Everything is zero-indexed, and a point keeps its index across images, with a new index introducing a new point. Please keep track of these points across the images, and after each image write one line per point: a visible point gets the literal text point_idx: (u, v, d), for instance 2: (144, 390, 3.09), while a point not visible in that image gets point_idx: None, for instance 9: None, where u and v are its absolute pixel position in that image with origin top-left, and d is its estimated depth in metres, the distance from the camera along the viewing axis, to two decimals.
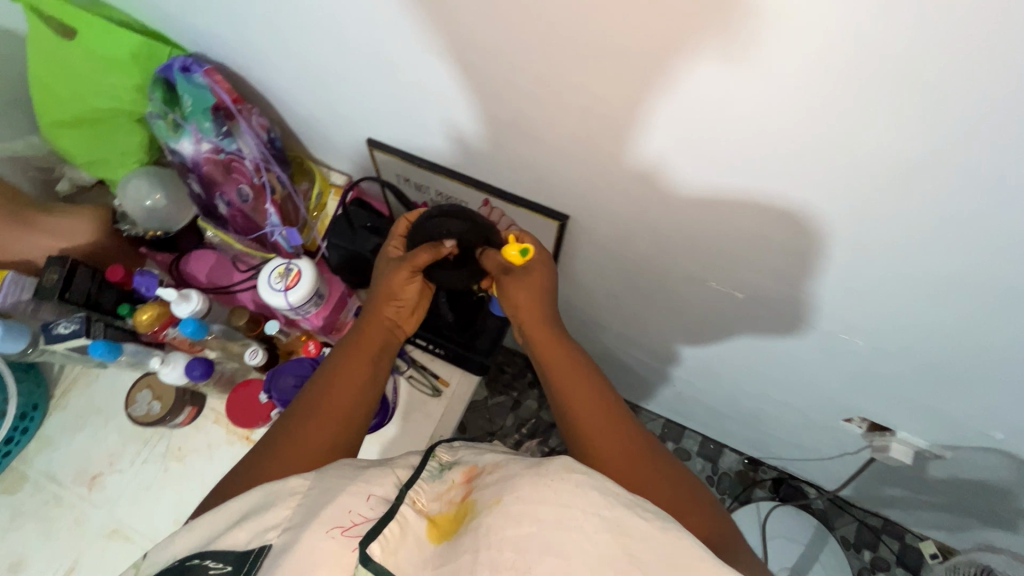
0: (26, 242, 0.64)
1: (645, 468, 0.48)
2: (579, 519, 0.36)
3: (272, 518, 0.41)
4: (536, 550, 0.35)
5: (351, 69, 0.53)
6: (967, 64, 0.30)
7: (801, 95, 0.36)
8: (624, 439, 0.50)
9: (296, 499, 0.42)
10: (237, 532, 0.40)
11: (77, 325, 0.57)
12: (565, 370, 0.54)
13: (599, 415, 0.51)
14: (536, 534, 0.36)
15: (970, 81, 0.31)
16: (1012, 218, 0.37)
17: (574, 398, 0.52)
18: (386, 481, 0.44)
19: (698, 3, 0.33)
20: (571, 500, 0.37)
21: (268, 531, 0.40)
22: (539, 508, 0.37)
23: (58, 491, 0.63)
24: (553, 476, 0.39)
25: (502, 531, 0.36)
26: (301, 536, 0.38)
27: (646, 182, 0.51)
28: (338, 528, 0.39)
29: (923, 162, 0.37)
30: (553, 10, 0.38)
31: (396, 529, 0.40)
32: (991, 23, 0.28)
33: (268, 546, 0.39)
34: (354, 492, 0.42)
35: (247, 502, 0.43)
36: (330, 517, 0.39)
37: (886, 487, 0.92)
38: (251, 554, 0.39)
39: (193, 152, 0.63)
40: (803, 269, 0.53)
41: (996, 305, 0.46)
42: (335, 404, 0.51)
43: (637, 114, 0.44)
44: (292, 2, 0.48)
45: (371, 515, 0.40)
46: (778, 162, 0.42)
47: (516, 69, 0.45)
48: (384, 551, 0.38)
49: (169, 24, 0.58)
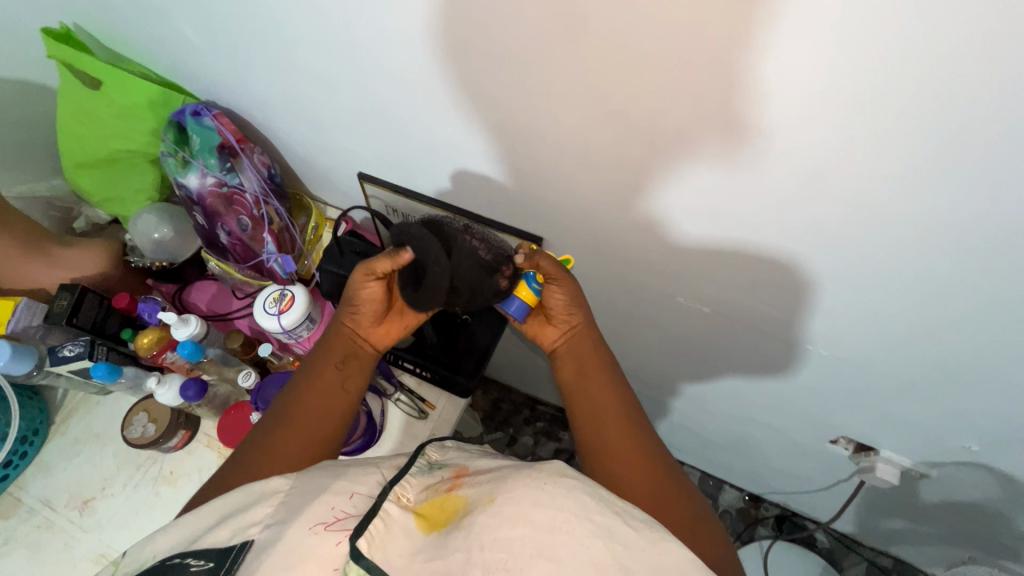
0: (42, 272, 0.69)
1: (658, 496, 0.48)
2: (573, 523, 0.35)
3: (255, 515, 0.42)
4: (528, 552, 0.33)
5: (341, 111, 0.59)
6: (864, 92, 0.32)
7: (725, 124, 0.39)
8: (643, 461, 0.50)
9: (279, 498, 0.43)
10: (220, 530, 0.41)
11: (81, 348, 0.62)
12: (596, 387, 0.55)
13: (622, 438, 0.51)
14: (530, 536, 0.34)
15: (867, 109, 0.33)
16: (942, 240, 0.39)
17: (600, 418, 0.53)
18: (369, 481, 0.45)
19: (622, 49, 0.37)
20: (564, 502, 0.36)
21: (250, 528, 0.41)
22: (534, 510, 0.36)
23: (50, 516, 0.66)
24: (546, 480, 0.38)
25: (495, 532, 0.35)
26: (286, 529, 0.39)
27: (609, 211, 0.55)
28: (321, 524, 0.39)
29: (845, 187, 0.39)
30: (504, 57, 0.42)
31: (381, 526, 0.39)
32: (874, 56, 0.30)
33: (250, 541, 0.40)
34: (339, 491, 0.43)
35: (229, 505, 0.44)
36: (314, 513, 0.40)
37: (889, 519, 0.90)
38: (233, 550, 0.39)
39: (198, 186, 0.67)
40: (763, 293, 0.55)
41: (947, 323, 0.47)
42: (294, 424, 0.53)
43: (587, 150, 0.47)
44: (289, 54, 0.54)
45: (355, 511, 0.41)
46: (722, 191, 0.45)
47: (481, 110, 0.49)
48: (372, 545, 0.37)
49: (185, 74, 0.65)
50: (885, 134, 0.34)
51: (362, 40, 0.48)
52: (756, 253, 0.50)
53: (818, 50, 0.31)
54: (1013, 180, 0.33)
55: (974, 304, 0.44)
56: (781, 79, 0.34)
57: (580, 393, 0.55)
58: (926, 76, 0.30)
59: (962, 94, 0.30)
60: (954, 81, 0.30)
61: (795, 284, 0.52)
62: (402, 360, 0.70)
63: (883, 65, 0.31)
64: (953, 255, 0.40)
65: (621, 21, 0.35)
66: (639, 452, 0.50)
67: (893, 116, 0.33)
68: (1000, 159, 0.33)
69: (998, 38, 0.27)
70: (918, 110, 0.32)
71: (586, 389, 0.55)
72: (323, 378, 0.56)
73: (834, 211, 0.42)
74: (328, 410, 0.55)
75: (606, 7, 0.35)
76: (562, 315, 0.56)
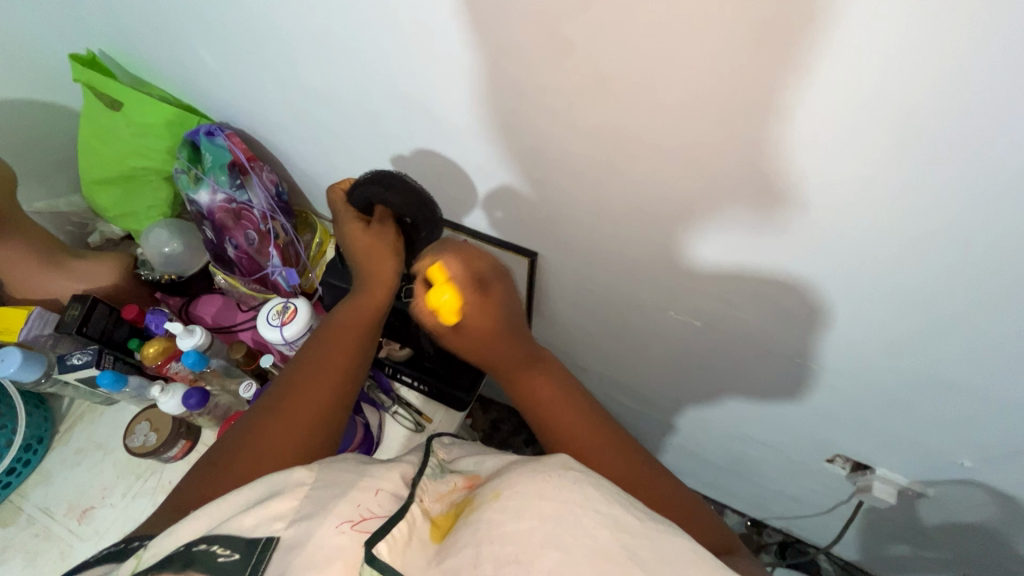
0: (56, 283, 0.72)
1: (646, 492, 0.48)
2: (577, 513, 0.36)
3: (279, 509, 0.40)
4: (536, 544, 0.34)
5: (347, 130, 0.62)
6: (831, 106, 0.34)
7: (703, 138, 0.41)
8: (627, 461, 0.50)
9: (302, 493, 0.42)
10: (244, 518, 0.40)
11: (89, 357, 0.64)
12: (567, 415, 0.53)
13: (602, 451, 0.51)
14: (537, 527, 0.35)
15: (836, 122, 0.35)
16: (917, 251, 0.41)
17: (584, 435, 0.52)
18: (392, 478, 0.45)
19: (608, 68, 0.39)
20: (568, 495, 0.37)
21: (274, 523, 0.40)
22: (539, 503, 0.37)
23: (49, 524, 0.66)
24: (550, 473, 0.40)
25: (503, 526, 0.35)
26: (314, 528, 0.38)
27: (603, 225, 0.57)
28: (348, 522, 0.39)
29: (820, 202, 0.41)
30: (499, 76, 0.45)
31: (404, 531, 0.39)
32: (839, 70, 0.32)
33: (276, 538, 0.38)
34: (365, 488, 0.43)
35: (253, 494, 0.42)
36: (341, 512, 0.39)
37: (891, 545, 0.89)
38: (258, 544, 0.38)
39: (208, 202, 0.71)
40: (750, 307, 0.57)
41: (929, 337, 0.49)
42: (298, 417, 0.51)
43: (580, 165, 0.50)
44: (300, 77, 0.57)
45: (380, 511, 0.41)
46: (706, 206, 0.47)
47: (479, 127, 0.52)
48: (391, 550, 0.37)
49: (200, 97, 0.68)
50: (855, 147, 0.36)
51: (369, 64, 0.51)
52: (742, 267, 0.52)
53: (786, 74, 0.34)
54: (980, 198, 0.35)
55: (950, 318, 0.46)
56: (756, 94, 0.36)
57: (553, 422, 0.53)
58: (887, 91, 0.32)
59: (928, 116, 0.32)
60: (927, 101, 0.31)
61: (783, 298, 0.54)
62: (400, 372, 0.72)
63: (853, 87, 0.33)
64: (929, 268, 0.42)
65: (607, 47, 0.38)
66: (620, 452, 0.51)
67: (864, 135, 0.35)
68: (969, 180, 0.34)
69: (956, 63, 0.29)
70: (883, 126, 0.34)
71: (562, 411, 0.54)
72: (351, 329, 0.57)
73: (809, 224, 0.44)
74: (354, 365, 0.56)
75: (591, 30, 0.37)
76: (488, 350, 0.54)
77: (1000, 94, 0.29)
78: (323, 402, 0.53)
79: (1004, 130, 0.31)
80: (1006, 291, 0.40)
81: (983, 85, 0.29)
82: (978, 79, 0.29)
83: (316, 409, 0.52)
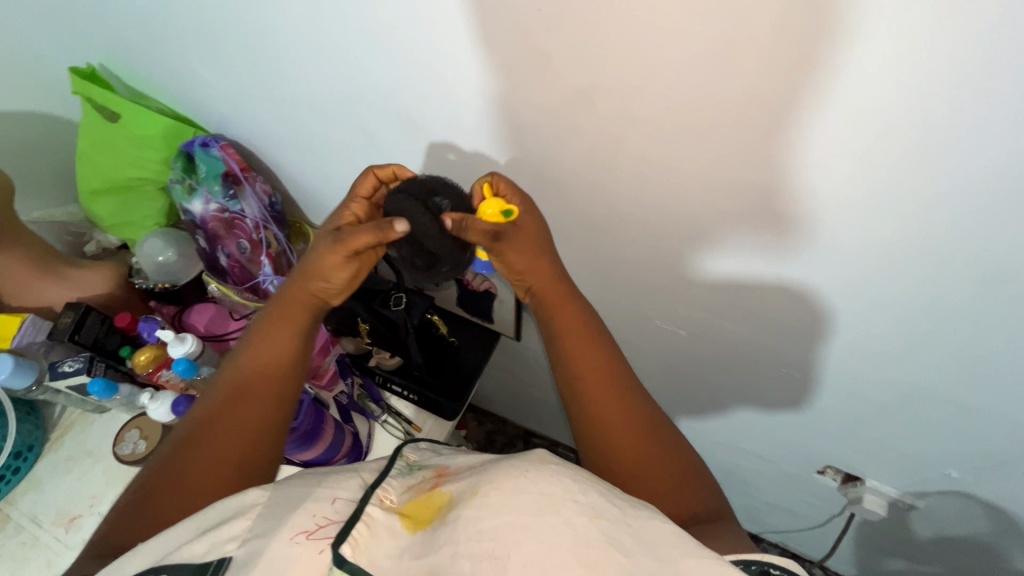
0: (52, 292, 0.73)
1: (649, 460, 0.51)
2: (556, 504, 0.36)
3: (232, 530, 0.41)
4: (513, 537, 0.34)
5: (339, 141, 0.64)
6: (797, 111, 0.36)
7: (680, 144, 0.42)
8: (640, 430, 0.52)
9: (257, 511, 0.42)
10: (194, 545, 0.40)
11: (80, 364, 0.65)
12: (585, 361, 0.54)
13: (613, 415, 0.53)
14: (516, 520, 0.35)
15: (803, 127, 0.36)
16: (891, 255, 0.42)
17: (608, 414, 0.53)
18: (350, 486, 0.46)
19: (585, 79, 0.41)
20: (545, 486, 0.37)
21: (227, 544, 0.40)
22: (515, 498, 0.36)
23: (36, 533, 0.66)
24: (528, 468, 0.39)
25: (480, 522, 0.35)
26: (267, 543, 0.38)
27: (590, 232, 0.58)
28: (303, 533, 0.39)
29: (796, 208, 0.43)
30: (483, 87, 0.47)
31: (365, 530, 0.40)
32: (803, 76, 0.34)
33: (229, 558, 0.39)
34: (321, 498, 0.43)
35: (203, 521, 0.43)
36: (294, 524, 0.40)
37: (887, 559, 0.88)
38: (210, 567, 0.39)
39: (201, 212, 0.73)
40: (733, 314, 0.58)
41: (907, 343, 0.50)
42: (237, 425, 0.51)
43: (565, 172, 0.52)
44: (294, 91, 0.59)
45: (337, 517, 0.41)
46: (687, 213, 0.48)
47: (467, 135, 0.53)
48: (355, 550, 0.37)
49: (196, 109, 0.70)
50: (825, 151, 0.37)
51: (360, 76, 0.53)
52: (721, 273, 0.53)
53: (751, 85, 0.35)
54: (949, 201, 0.36)
55: (926, 325, 0.47)
56: (725, 102, 0.37)
57: (580, 381, 0.54)
58: (850, 97, 0.33)
59: (889, 120, 0.33)
60: (885, 109, 0.33)
61: (763, 304, 0.55)
62: (391, 382, 0.73)
63: (811, 97, 0.34)
64: (903, 270, 0.43)
65: (582, 62, 0.40)
66: (628, 415, 0.53)
67: (827, 143, 0.37)
68: (931, 184, 0.36)
69: (908, 73, 0.31)
70: (849, 131, 0.35)
71: (578, 372, 0.54)
72: (284, 339, 0.56)
73: (787, 229, 0.45)
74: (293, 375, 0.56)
75: (566, 42, 0.39)
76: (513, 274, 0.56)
77: (950, 103, 0.31)
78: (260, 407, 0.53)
79: (961, 132, 0.32)
80: (978, 295, 0.42)
81: (930, 94, 0.31)
82: (933, 83, 0.31)
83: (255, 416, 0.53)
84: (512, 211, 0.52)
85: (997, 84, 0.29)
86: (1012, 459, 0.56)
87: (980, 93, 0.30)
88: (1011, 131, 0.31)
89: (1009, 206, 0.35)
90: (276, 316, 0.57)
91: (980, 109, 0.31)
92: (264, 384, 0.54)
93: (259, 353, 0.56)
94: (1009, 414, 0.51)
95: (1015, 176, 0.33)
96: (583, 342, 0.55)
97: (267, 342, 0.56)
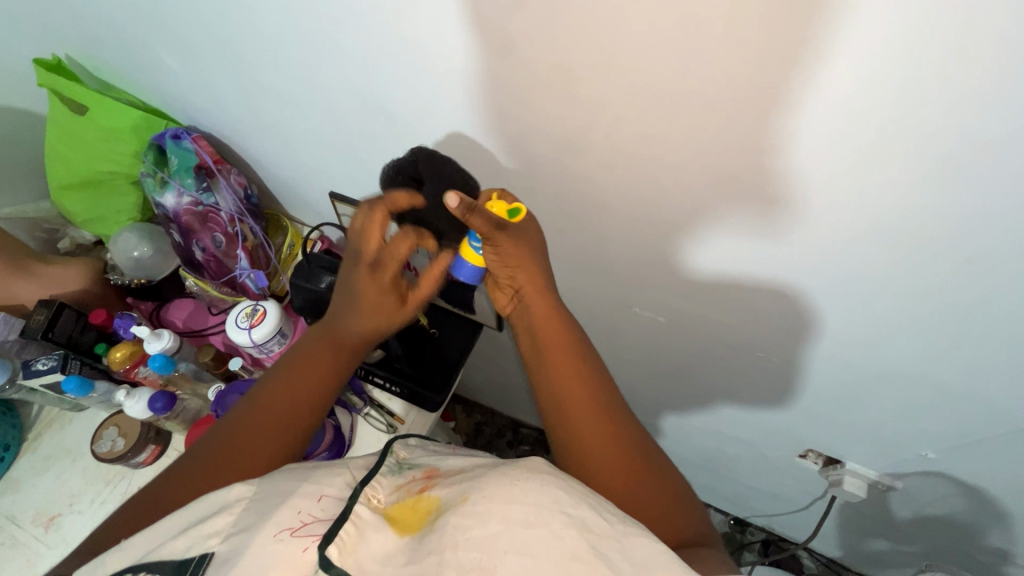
0: (26, 289, 0.72)
1: (593, 427, 0.51)
2: (546, 517, 0.36)
3: (215, 526, 0.40)
4: (502, 549, 0.35)
5: (311, 130, 0.63)
6: (765, 93, 0.36)
7: (651, 130, 0.42)
8: (611, 433, 0.51)
9: (241, 506, 0.42)
10: (176, 542, 0.40)
11: (54, 362, 0.64)
12: (544, 317, 0.54)
13: (574, 397, 0.52)
14: (503, 532, 0.36)
15: (771, 108, 0.36)
16: (862, 239, 0.42)
17: (578, 411, 0.52)
18: (337, 482, 0.45)
19: (558, 63, 0.41)
20: (535, 498, 0.37)
21: (209, 539, 0.40)
22: (506, 507, 0.37)
23: (15, 532, 0.65)
24: (519, 477, 0.39)
25: (469, 531, 0.36)
26: (250, 540, 0.38)
27: (568, 221, 0.58)
28: (287, 530, 0.38)
29: (767, 191, 0.42)
30: (457, 74, 0.46)
31: (352, 531, 0.39)
32: (773, 54, 0.33)
33: (210, 553, 0.38)
34: (307, 494, 0.42)
35: (189, 516, 0.42)
36: (278, 520, 0.39)
37: (869, 540, 0.90)
38: (191, 563, 0.38)
39: (174, 205, 0.71)
40: (710, 302, 0.59)
41: (881, 325, 0.50)
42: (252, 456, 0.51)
43: (541, 162, 0.51)
44: (264, 80, 0.58)
45: (323, 515, 0.40)
46: (665, 199, 0.48)
47: (441, 125, 0.53)
48: (342, 551, 0.37)
49: (167, 101, 0.69)
50: (794, 131, 0.37)
51: (329, 65, 0.52)
52: (695, 259, 0.53)
53: (718, 67, 0.35)
54: (924, 188, 0.36)
55: (898, 308, 0.47)
56: (693, 82, 0.37)
57: (550, 367, 0.53)
58: (817, 76, 0.33)
59: (857, 101, 0.33)
60: (852, 90, 0.33)
61: (738, 289, 0.55)
62: (372, 375, 0.72)
63: (781, 81, 0.35)
64: (876, 255, 0.43)
65: (551, 46, 0.40)
66: (594, 405, 0.52)
67: (793, 128, 0.37)
68: (895, 169, 0.36)
69: (878, 57, 0.31)
70: (819, 112, 0.35)
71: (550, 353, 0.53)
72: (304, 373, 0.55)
73: (760, 216, 0.45)
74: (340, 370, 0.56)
75: (536, 28, 0.39)
76: (505, 277, 0.54)
77: (918, 85, 0.31)
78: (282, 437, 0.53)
79: (927, 117, 0.32)
80: (947, 282, 0.42)
81: (895, 78, 0.31)
82: (900, 61, 0.30)
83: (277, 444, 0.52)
84: (518, 210, 0.50)
85: (966, 65, 0.29)
86: (987, 441, 0.57)
87: (947, 76, 0.30)
88: (973, 119, 0.31)
89: (973, 192, 0.35)
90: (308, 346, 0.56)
91: (946, 96, 0.31)
92: (306, 375, 0.55)
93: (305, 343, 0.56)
94: (981, 396, 0.52)
95: (982, 163, 0.33)
96: (555, 329, 0.54)
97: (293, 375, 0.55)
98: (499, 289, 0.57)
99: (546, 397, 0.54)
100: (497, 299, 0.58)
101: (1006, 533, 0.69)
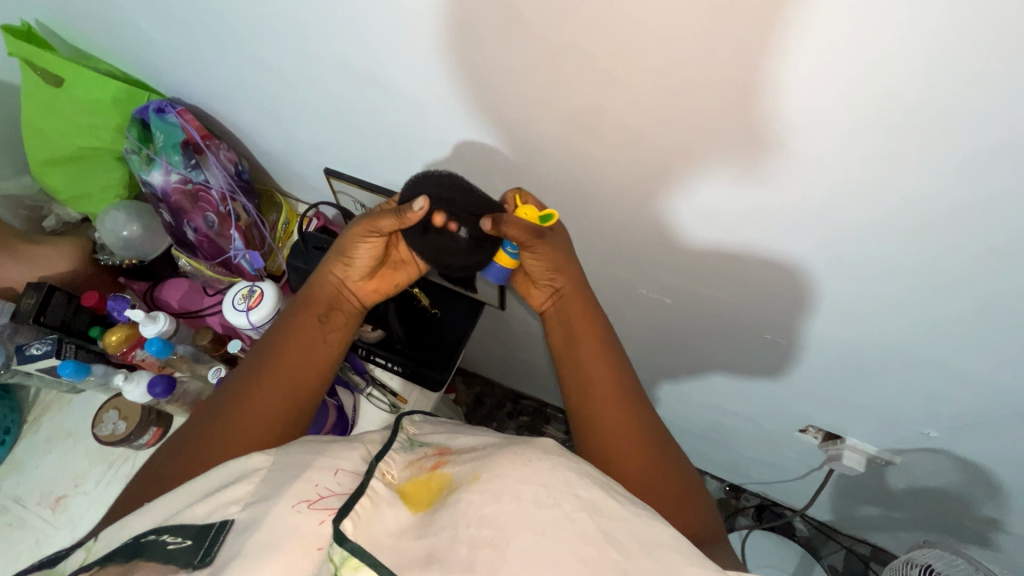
0: (12, 269, 0.70)
1: (609, 406, 0.52)
2: (557, 497, 0.36)
3: (235, 493, 0.41)
4: (514, 527, 0.34)
5: (303, 106, 0.60)
6: (786, 68, 0.33)
7: (665, 112, 0.40)
8: (628, 417, 0.52)
9: (259, 477, 0.42)
10: (197, 507, 0.40)
11: (49, 347, 0.62)
12: (576, 315, 0.55)
13: (592, 381, 0.53)
14: (517, 510, 0.35)
15: (794, 84, 0.34)
16: (880, 223, 0.41)
17: (597, 393, 0.53)
18: (352, 457, 0.45)
19: (566, 39, 0.38)
20: (549, 479, 0.37)
21: (230, 506, 0.40)
22: (519, 486, 0.37)
23: (21, 513, 0.66)
24: (531, 458, 0.39)
25: (479, 510, 0.35)
26: (270, 509, 0.38)
27: (574, 201, 0.56)
28: (304, 502, 0.39)
29: (782, 175, 0.41)
30: (459, 49, 0.43)
31: (367, 505, 0.38)
32: (797, 25, 0.31)
33: (231, 520, 0.39)
34: (323, 468, 0.42)
35: (208, 483, 0.43)
36: (296, 492, 0.39)
37: (862, 507, 0.93)
38: (212, 528, 0.39)
39: (162, 183, 0.69)
40: (717, 283, 0.58)
41: (893, 308, 0.49)
42: (252, 415, 0.51)
43: (545, 141, 0.49)
44: (252, 52, 0.55)
45: (339, 489, 0.41)
46: (676, 180, 0.46)
47: (441, 100, 0.50)
48: (356, 525, 0.36)
49: (148, 72, 0.65)
50: (814, 110, 0.35)
51: (319, 36, 0.49)
52: (706, 242, 0.52)
53: (741, 42, 0.33)
54: (949, 171, 0.35)
55: (910, 293, 0.47)
56: (710, 59, 0.35)
57: (575, 341, 0.55)
58: (843, 53, 0.31)
59: (883, 78, 0.31)
60: (882, 67, 0.31)
61: (746, 272, 0.54)
62: (374, 355, 0.72)
63: (807, 55, 0.32)
64: (893, 241, 0.42)
65: (559, 20, 0.37)
66: (612, 386, 0.53)
67: (811, 109, 0.35)
68: (921, 151, 0.34)
69: (917, 30, 0.28)
70: (847, 90, 0.33)
71: (574, 333, 0.55)
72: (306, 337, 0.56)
73: (774, 200, 0.43)
74: (321, 352, 0.56)
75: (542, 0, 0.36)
76: (543, 279, 0.55)
77: (953, 62, 0.29)
78: (284, 398, 0.53)
79: (960, 92, 0.30)
80: (965, 268, 0.41)
81: (932, 55, 0.29)
82: (937, 36, 0.28)
83: (275, 405, 0.52)
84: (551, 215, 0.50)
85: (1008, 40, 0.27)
86: (989, 419, 0.57)
87: (980, 51, 0.28)
88: (1010, 98, 0.29)
89: (1003, 176, 0.34)
90: (307, 312, 0.57)
91: (991, 73, 0.29)
92: (280, 369, 0.54)
93: (279, 333, 0.56)
94: (989, 377, 0.52)
95: (1016, 145, 0.32)
96: (582, 316, 0.55)
97: (293, 339, 0.56)
98: (533, 286, 0.58)
99: (568, 376, 0.55)
100: (532, 295, 0.58)
101: (998, 503, 0.71)
